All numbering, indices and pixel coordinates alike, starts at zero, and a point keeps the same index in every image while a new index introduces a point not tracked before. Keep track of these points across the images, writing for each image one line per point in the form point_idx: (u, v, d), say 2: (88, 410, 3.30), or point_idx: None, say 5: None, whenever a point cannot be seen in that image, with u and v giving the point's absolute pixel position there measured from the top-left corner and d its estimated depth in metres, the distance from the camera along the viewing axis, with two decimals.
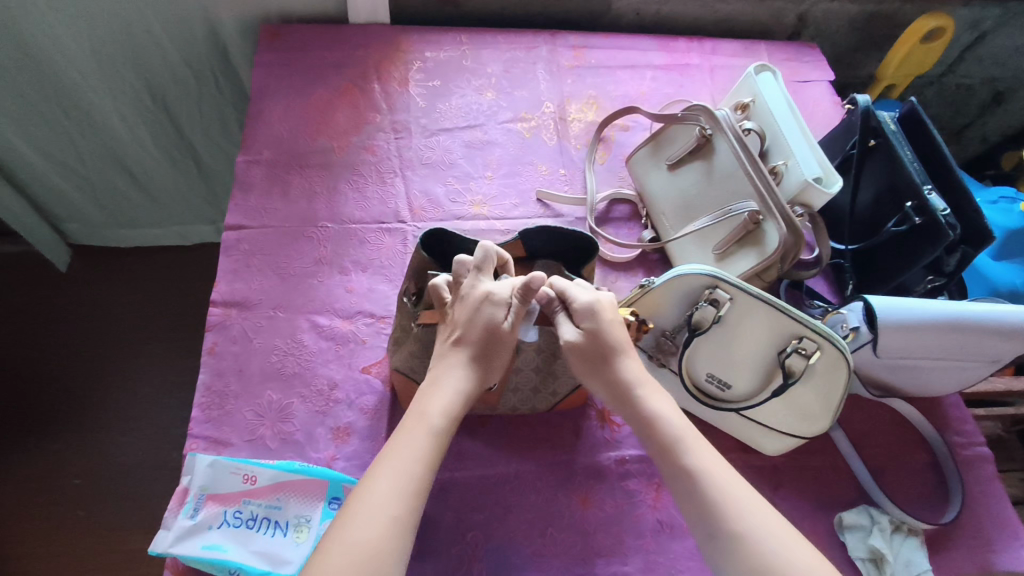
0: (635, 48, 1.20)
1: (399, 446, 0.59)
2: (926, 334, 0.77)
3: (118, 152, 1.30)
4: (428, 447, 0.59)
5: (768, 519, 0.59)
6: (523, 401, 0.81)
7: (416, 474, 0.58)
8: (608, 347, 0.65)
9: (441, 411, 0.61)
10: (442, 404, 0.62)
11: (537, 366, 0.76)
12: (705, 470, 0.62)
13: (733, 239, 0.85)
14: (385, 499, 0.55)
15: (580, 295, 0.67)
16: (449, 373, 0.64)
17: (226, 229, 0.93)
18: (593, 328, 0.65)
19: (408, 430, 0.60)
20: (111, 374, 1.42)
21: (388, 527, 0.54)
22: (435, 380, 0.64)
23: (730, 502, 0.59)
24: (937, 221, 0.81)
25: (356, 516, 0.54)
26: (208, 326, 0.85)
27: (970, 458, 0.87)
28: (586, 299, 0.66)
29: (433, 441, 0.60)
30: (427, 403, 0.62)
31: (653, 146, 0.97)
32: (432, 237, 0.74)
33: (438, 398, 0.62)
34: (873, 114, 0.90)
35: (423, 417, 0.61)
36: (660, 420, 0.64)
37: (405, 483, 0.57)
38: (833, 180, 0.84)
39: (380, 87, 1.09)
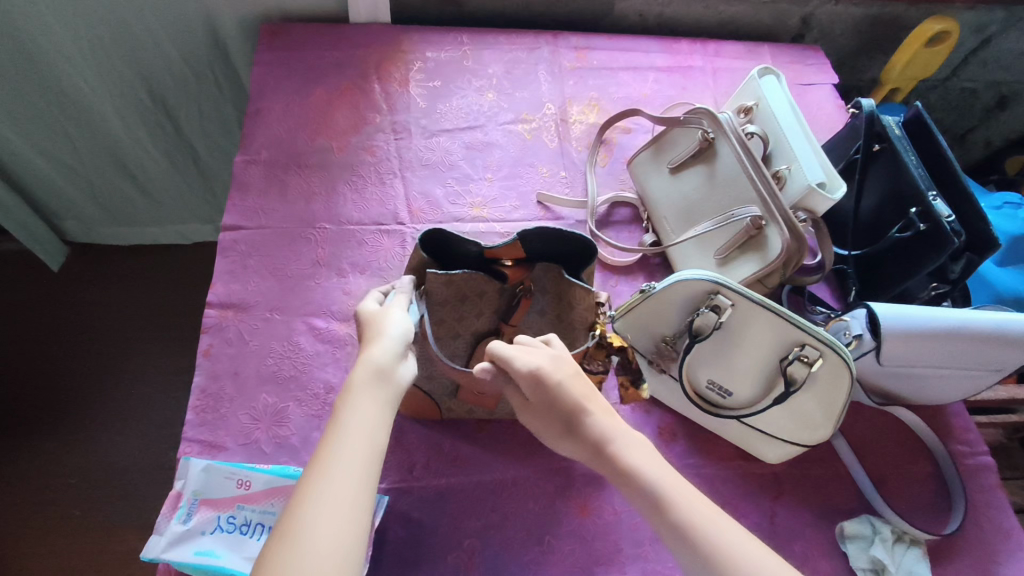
0: (637, 50, 1.19)
1: (345, 428, 0.53)
2: (935, 343, 0.76)
3: (115, 150, 1.29)
4: (367, 426, 0.54)
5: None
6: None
7: (356, 453, 0.52)
8: (564, 412, 0.60)
9: (368, 386, 0.56)
10: (367, 377, 0.57)
11: None
12: (693, 523, 0.55)
13: (735, 244, 0.84)
14: (341, 487, 0.50)
15: (521, 359, 0.60)
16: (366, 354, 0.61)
17: (223, 230, 0.92)
18: (540, 392, 0.60)
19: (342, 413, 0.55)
20: (108, 374, 1.41)
21: (346, 516, 0.48)
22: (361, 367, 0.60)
23: (729, 559, 0.53)
24: (943, 227, 0.80)
25: (309, 512, 0.48)
26: (204, 328, 0.84)
27: (973, 468, 0.86)
28: (529, 364, 0.60)
29: (367, 419, 0.54)
30: (353, 378, 0.57)
31: (655, 148, 0.96)
32: (431, 237, 0.72)
33: (360, 371, 0.57)
34: (878, 118, 0.89)
35: (352, 392, 0.56)
36: (638, 475, 0.58)
37: (350, 463, 0.51)
38: (836, 186, 0.84)
39: (380, 87, 1.08)
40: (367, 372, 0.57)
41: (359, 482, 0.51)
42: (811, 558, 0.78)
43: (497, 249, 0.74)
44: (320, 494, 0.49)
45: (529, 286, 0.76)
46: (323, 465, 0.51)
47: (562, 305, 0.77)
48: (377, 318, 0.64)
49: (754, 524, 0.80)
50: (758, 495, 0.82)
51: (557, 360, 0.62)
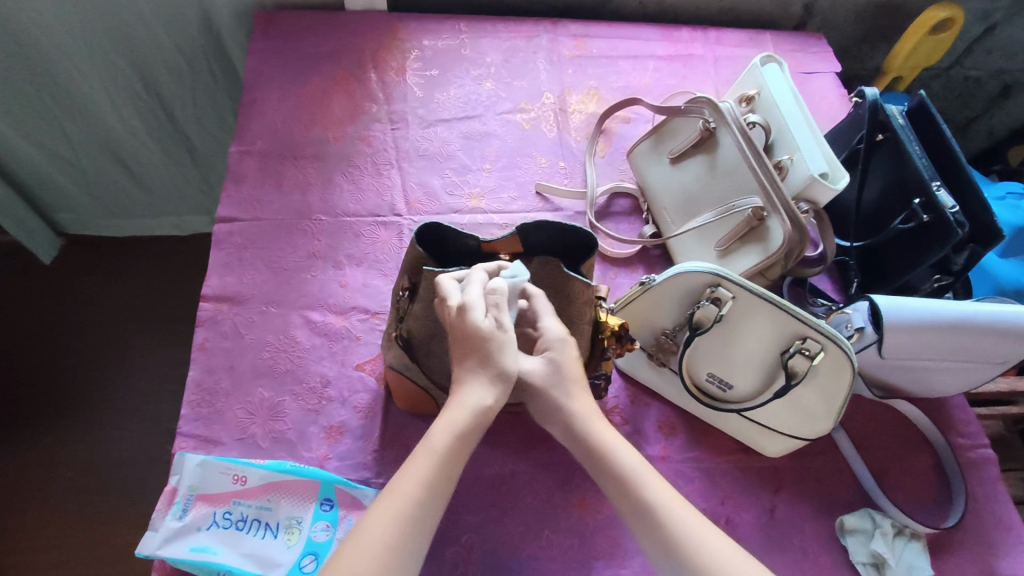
0: (638, 38, 1.17)
1: (422, 467, 0.55)
2: (937, 336, 0.75)
3: (109, 140, 1.27)
4: (438, 475, 0.55)
5: None
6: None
7: (420, 502, 0.53)
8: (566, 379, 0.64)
9: (459, 434, 0.57)
10: (465, 420, 0.58)
11: None
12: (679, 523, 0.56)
13: (736, 236, 0.83)
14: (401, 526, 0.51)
15: (547, 322, 0.66)
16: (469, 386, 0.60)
17: (218, 221, 0.91)
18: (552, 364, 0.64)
19: (418, 452, 0.56)
20: (105, 366, 1.40)
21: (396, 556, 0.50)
22: (453, 401, 0.60)
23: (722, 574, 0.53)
24: (945, 218, 0.79)
25: (366, 538, 0.50)
26: (199, 321, 0.83)
27: (974, 461, 0.86)
28: (554, 330, 0.66)
29: (441, 468, 0.55)
30: (449, 420, 0.58)
31: (655, 139, 0.95)
32: (427, 232, 0.72)
33: (458, 415, 0.58)
34: (881, 107, 0.87)
35: (446, 430, 0.57)
36: (636, 486, 0.59)
37: (410, 508, 0.52)
38: (839, 177, 0.82)
39: (377, 76, 1.07)
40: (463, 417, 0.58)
41: (417, 530, 0.52)
42: (811, 552, 0.78)
43: (495, 244, 0.73)
44: (385, 522, 0.51)
45: None
46: (394, 494, 0.53)
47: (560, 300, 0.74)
48: (491, 339, 0.60)
49: (753, 518, 0.79)
50: (759, 488, 0.82)
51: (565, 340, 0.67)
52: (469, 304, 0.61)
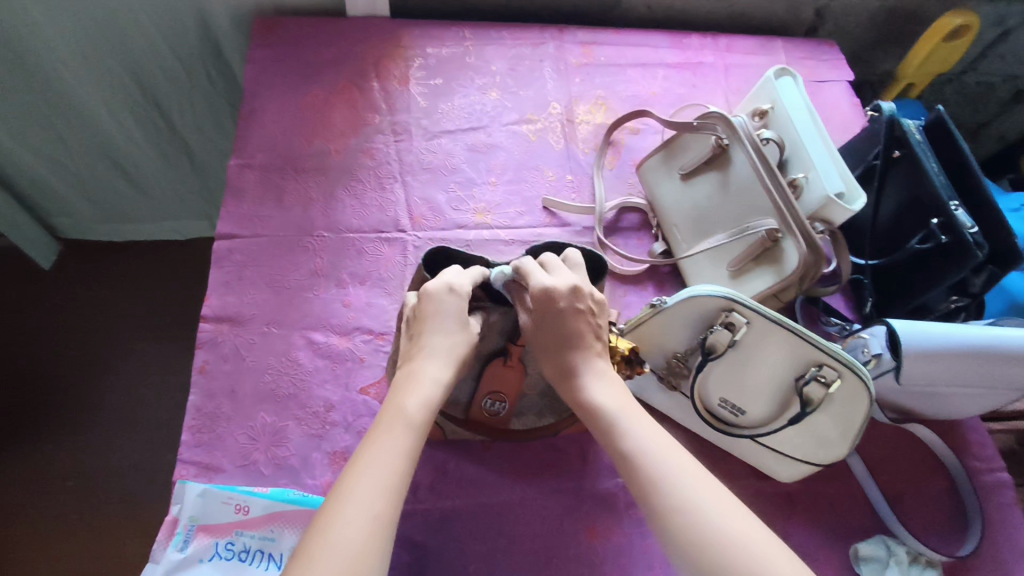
0: (646, 45, 1.15)
1: (388, 437, 0.55)
2: (955, 362, 0.74)
3: (106, 147, 1.25)
4: (409, 444, 0.55)
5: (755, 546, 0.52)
6: (537, 413, 0.78)
7: (395, 470, 0.53)
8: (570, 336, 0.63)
9: (420, 408, 0.57)
10: (428, 396, 0.58)
11: (542, 390, 0.77)
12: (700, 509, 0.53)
13: (750, 257, 0.81)
14: (374, 486, 0.52)
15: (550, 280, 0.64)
16: (426, 364, 0.60)
17: (217, 238, 0.89)
18: (545, 316, 0.63)
19: (387, 422, 0.56)
20: (103, 375, 1.38)
21: (377, 520, 0.50)
22: (410, 377, 0.60)
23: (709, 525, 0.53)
24: (964, 239, 0.77)
25: (347, 495, 0.51)
26: (199, 343, 0.81)
27: (990, 485, 0.84)
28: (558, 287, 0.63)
29: (412, 438, 0.56)
30: (410, 400, 0.58)
31: (666, 153, 0.92)
32: (435, 256, 0.70)
33: (415, 397, 0.58)
34: (898, 122, 0.85)
35: (406, 409, 0.57)
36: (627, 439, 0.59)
37: (386, 478, 0.53)
38: (856, 197, 0.80)
39: (379, 86, 1.04)
40: (420, 398, 0.58)
41: (390, 493, 0.52)
42: None
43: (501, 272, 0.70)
44: (362, 483, 0.52)
45: None
46: (368, 457, 0.54)
47: None
48: (468, 329, 0.63)
49: None
50: (771, 514, 0.80)
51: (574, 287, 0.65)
52: (461, 287, 0.64)
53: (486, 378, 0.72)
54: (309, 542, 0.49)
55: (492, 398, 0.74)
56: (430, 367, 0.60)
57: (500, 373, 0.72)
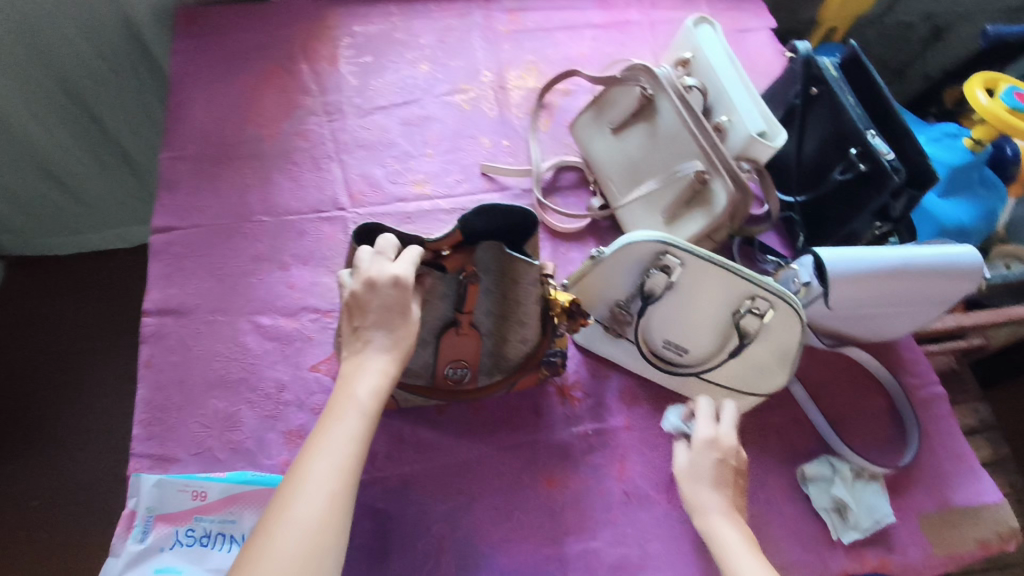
0: (573, 8, 1.16)
1: (339, 426, 0.56)
2: (883, 283, 0.77)
3: (39, 158, 1.21)
4: (362, 425, 0.56)
5: None
6: (489, 371, 0.79)
7: (351, 453, 0.54)
8: (710, 474, 0.70)
9: (366, 395, 0.58)
10: (374, 387, 0.59)
11: (490, 349, 0.77)
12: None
13: (681, 202, 0.83)
14: (327, 469, 0.53)
15: (701, 424, 0.73)
16: (367, 353, 0.60)
17: (154, 232, 0.88)
18: (704, 458, 0.71)
19: (338, 410, 0.57)
20: (60, 390, 1.35)
21: (335, 496, 0.52)
22: (355, 364, 0.60)
23: None
24: (882, 165, 0.81)
25: (302, 480, 0.52)
26: (142, 338, 0.80)
27: (925, 399, 0.89)
28: (705, 432, 0.72)
29: (364, 423, 0.57)
30: (357, 390, 0.58)
31: (596, 110, 0.94)
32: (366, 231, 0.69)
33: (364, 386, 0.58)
34: (814, 61, 0.88)
35: (354, 400, 0.57)
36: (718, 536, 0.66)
37: (341, 457, 0.54)
38: (777, 133, 0.82)
39: (308, 67, 1.03)
40: (367, 388, 0.58)
41: (344, 473, 0.53)
42: (776, 503, 0.79)
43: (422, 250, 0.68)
44: (317, 467, 0.53)
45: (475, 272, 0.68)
46: (322, 442, 0.54)
47: (507, 282, 0.71)
48: (412, 319, 0.62)
49: None
50: None
51: (498, 254, 0.69)
52: (407, 278, 0.61)
53: (441, 349, 0.74)
54: (273, 520, 0.50)
55: (454, 365, 0.76)
56: (377, 357, 0.60)
57: (454, 341, 0.73)
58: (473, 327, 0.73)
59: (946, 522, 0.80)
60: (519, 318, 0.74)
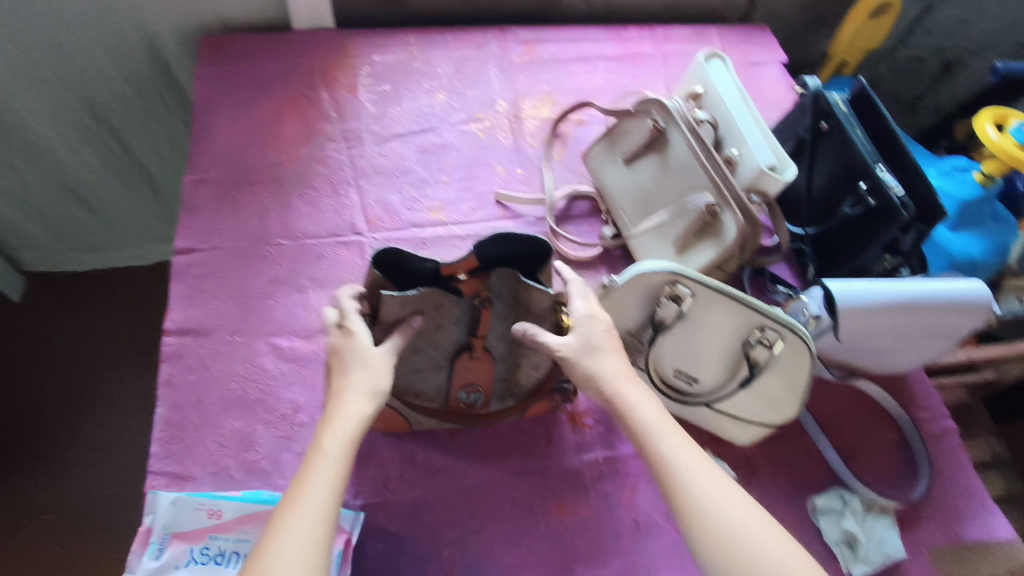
0: (587, 39, 1.19)
1: (313, 481, 0.56)
2: (892, 316, 0.78)
3: (65, 175, 1.25)
4: (335, 475, 0.57)
5: (730, 497, 0.59)
6: (501, 398, 0.80)
7: (327, 504, 0.55)
8: (593, 351, 0.67)
9: (339, 449, 0.58)
10: (343, 442, 0.58)
11: (501, 376, 0.78)
12: (731, 525, 0.57)
13: (692, 233, 0.84)
14: (305, 522, 0.53)
15: (578, 304, 0.70)
16: (344, 400, 0.61)
17: (177, 253, 0.90)
18: (587, 342, 0.67)
19: (311, 464, 0.57)
20: (76, 405, 1.37)
21: (309, 549, 0.52)
22: (332, 412, 0.61)
23: (685, 474, 0.60)
24: (891, 201, 0.82)
25: (282, 537, 0.52)
26: (163, 357, 0.82)
27: (937, 432, 0.88)
28: (584, 310, 0.69)
29: (337, 471, 0.57)
30: (328, 445, 0.58)
31: (609, 141, 0.96)
32: (386, 257, 0.69)
33: (334, 439, 0.58)
34: (823, 96, 0.91)
35: (327, 455, 0.57)
36: (633, 413, 0.64)
37: (315, 508, 0.54)
38: (787, 168, 0.84)
39: (328, 95, 1.07)
40: (338, 442, 0.58)
41: (321, 526, 0.54)
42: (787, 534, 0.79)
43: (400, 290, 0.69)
44: (294, 520, 0.53)
45: (487, 297, 0.69)
46: (297, 495, 0.55)
47: (520, 310, 0.72)
48: (371, 360, 0.64)
49: None
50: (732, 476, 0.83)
51: (512, 281, 0.69)
52: (347, 330, 0.65)
53: (456, 370, 0.76)
54: (252, 569, 0.50)
55: (467, 388, 0.77)
56: (350, 405, 0.61)
57: (467, 364, 0.75)
58: (486, 352, 0.74)
59: (958, 558, 0.80)
60: (532, 346, 0.74)
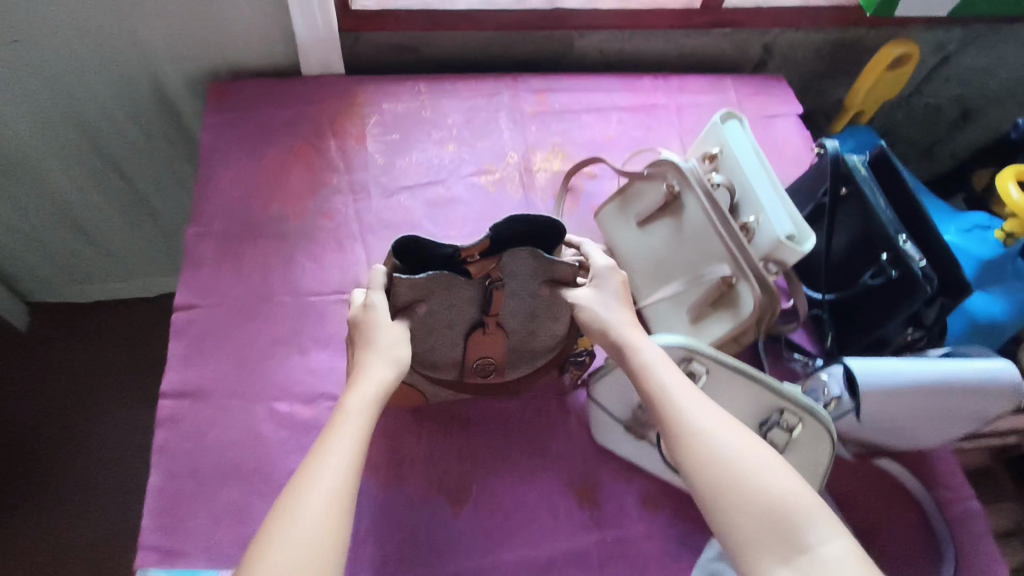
0: (599, 89, 1.17)
1: (338, 435, 0.58)
2: (919, 399, 0.75)
3: (69, 211, 1.24)
4: (361, 436, 0.58)
5: (729, 428, 0.58)
6: (515, 366, 0.84)
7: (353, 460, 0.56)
8: (607, 297, 0.72)
9: (360, 410, 0.60)
10: (362, 404, 0.61)
11: (518, 347, 0.81)
12: (726, 447, 0.57)
13: (707, 302, 0.82)
14: (334, 472, 0.55)
15: (596, 258, 0.75)
16: (369, 366, 0.65)
17: (176, 310, 0.88)
18: (600, 288, 0.73)
19: (336, 425, 0.59)
20: (71, 443, 1.34)
21: (337, 501, 0.53)
22: (356, 379, 0.64)
23: (681, 402, 0.60)
24: (914, 273, 0.80)
25: (314, 485, 0.53)
26: (158, 422, 0.80)
27: (960, 514, 0.85)
28: (601, 263, 0.75)
29: (363, 430, 0.59)
30: (347, 405, 0.61)
31: (621, 200, 0.93)
32: (404, 245, 0.70)
33: (354, 400, 0.61)
34: (843, 159, 0.87)
35: (348, 413, 0.60)
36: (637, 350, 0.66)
37: (344, 462, 0.56)
38: (806, 237, 0.82)
39: (336, 145, 1.05)
40: (358, 401, 0.61)
41: (347, 473, 0.55)
42: None
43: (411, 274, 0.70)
44: (328, 465, 0.55)
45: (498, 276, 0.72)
46: (330, 445, 0.57)
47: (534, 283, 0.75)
48: (391, 329, 0.68)
49: None
50: None
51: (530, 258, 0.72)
52: (372, 302, 0.69)
53: (471, 347, 0.78)
54: (276, 519, 0.51)
55: (484, 360, 0.80)
56: (373, 368, 0.64)
57: (484, 340, 0.78)
58: (499, 327, 0.77)
59: None
60: (550, 315, 0.78)
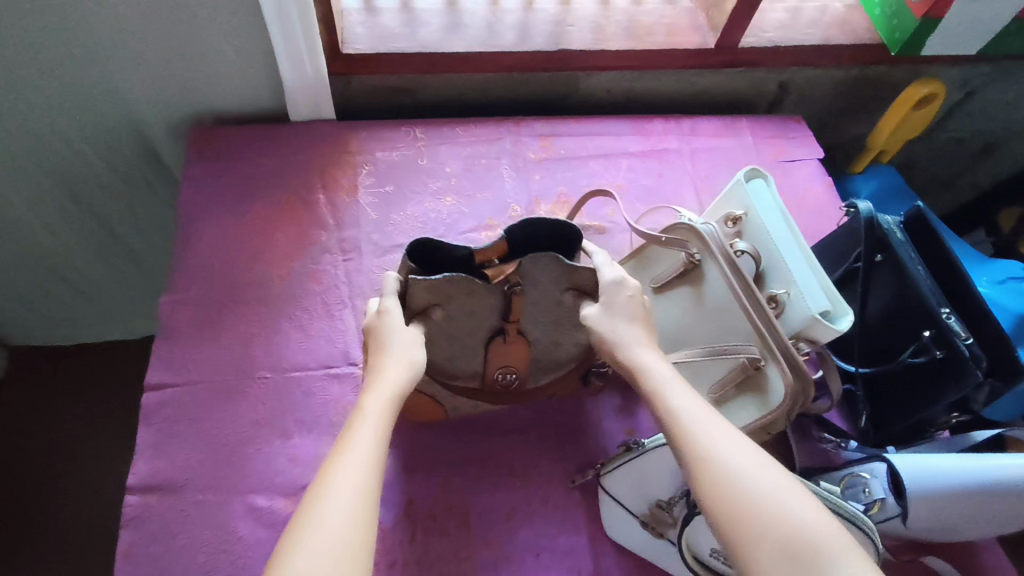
0: (607, 133, 1.10)
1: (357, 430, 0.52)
2: (971, 500, 0.67)
3: (43, 258, 1.17)
4: (381, 432, 0.53)
5: (751, 451, 0.51)
6: (539, 377, 0.79)
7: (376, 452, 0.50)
8: (618, 310, 0.66)
9: (380, 406, 0.55)
10: (380, 400, 0.56)
11: (541, 358, 0.77)
12: (744, 470, 0.49)
13: (731, 383, 0.75)
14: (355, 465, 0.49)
15: (606, 269, 0.69)
16: (387, 363, 0.60)
17: (147, 389, 0.80)
18: (610, 299, 0.66)
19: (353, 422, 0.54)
20: (39, 503, 1.24)
21: (362, 496, 0.47)
22: (371, 379, 0.59)
23: (697, 423, 0.53)
24: (960, 353, 0.72)
25: (336, 483, 0.47)
26: (123, 522, 0.72)
27: None
28: (612, 274, 0.68)
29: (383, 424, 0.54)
30: (365, 403, 0.55)
31: (636, 262, 0.87)
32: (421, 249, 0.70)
33: (372, 397, 0.56)
34: (877, 222, 0.80)
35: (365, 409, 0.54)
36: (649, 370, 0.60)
37: (367, 455, 0.50)
38: (841, 314, 0.74)
39: (325, 198, 0.98)
40: (377, 399, 0.56)
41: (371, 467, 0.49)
42: None
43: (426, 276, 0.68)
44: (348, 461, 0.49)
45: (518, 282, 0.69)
46: (349, 439, 0.51)
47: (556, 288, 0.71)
48: (407, 334, 0.64)
49: None
50: None
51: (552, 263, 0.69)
52: (387, 306, 0.65)
53: (491, 356, 0.74)
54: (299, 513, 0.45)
55: (505, 370, 0.75)
56: (390, 367, 0.60)
57: (504, 349, 0.73)
58: (520, 335, 0.72)
59: None
60: (574, 322, 0.74)
